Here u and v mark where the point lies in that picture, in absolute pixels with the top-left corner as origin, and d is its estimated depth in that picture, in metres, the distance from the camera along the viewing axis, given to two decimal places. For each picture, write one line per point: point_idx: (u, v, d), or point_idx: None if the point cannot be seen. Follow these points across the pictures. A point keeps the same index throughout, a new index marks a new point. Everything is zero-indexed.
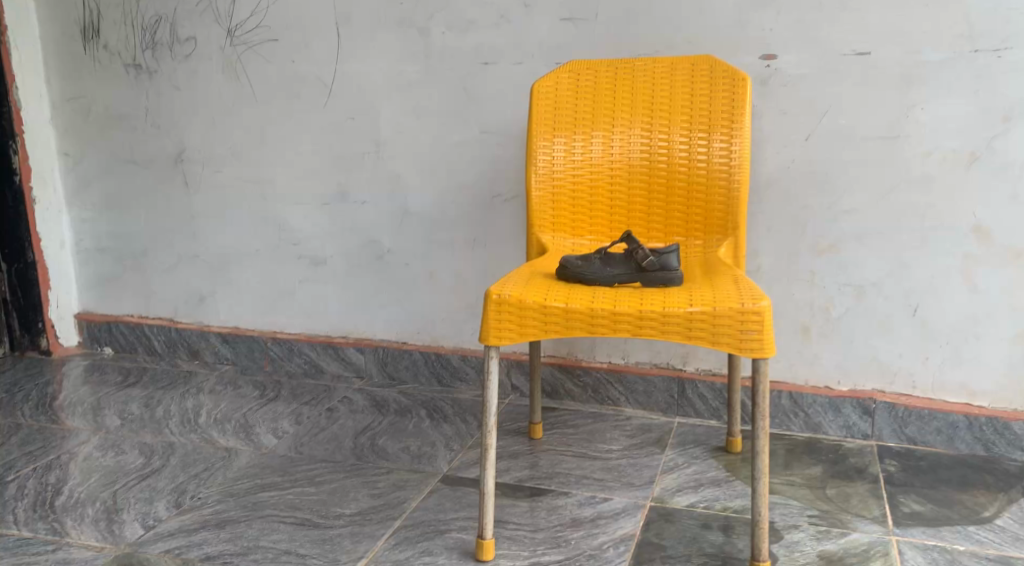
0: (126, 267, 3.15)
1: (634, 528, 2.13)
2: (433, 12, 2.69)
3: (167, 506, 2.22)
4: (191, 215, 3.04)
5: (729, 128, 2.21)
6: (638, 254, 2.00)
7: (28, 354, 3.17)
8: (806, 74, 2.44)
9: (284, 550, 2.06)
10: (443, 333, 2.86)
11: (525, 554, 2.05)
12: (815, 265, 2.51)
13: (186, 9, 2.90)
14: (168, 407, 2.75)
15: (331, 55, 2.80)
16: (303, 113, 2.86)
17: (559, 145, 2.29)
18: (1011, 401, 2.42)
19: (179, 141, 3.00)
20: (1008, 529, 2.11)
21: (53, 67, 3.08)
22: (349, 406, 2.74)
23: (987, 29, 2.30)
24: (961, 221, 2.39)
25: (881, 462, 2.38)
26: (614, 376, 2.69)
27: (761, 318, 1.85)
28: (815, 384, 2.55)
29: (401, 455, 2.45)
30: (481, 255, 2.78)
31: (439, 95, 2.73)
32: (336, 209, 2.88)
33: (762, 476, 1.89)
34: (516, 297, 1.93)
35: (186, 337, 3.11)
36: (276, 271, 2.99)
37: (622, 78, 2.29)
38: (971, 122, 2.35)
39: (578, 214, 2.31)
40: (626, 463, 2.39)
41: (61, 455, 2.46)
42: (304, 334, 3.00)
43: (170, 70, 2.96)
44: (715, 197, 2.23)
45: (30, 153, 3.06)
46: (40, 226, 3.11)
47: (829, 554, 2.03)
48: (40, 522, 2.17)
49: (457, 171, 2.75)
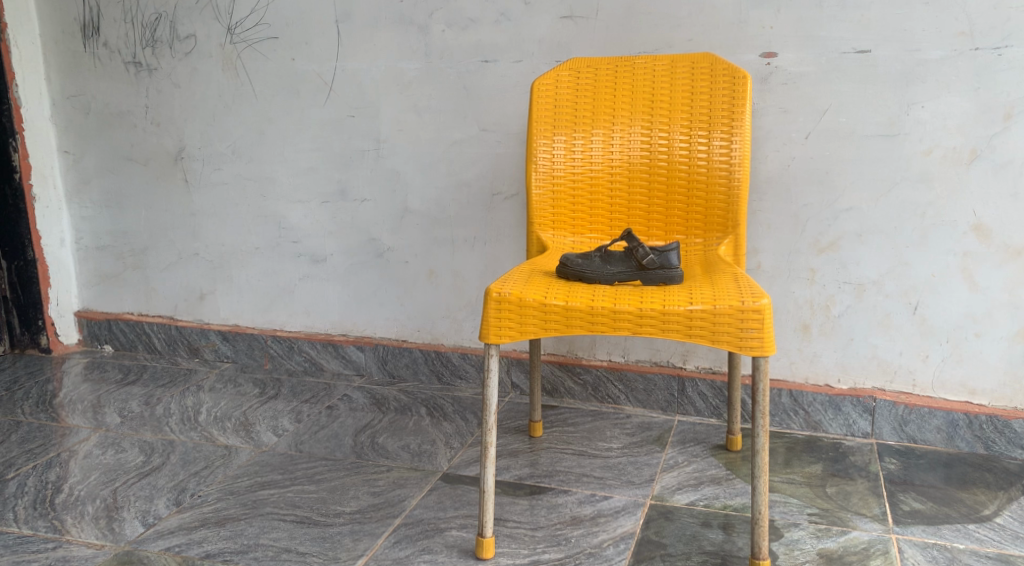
0: (126, 265, 3.15)
1: (634, 526, 2.13)
2: (433, 10, 2.69)
3: (167, 504, 2.23)
4: (191, 213, 3.04)
5: (729, 126, 2.21)
6: (638, 252, 2.00)
7: (28, 352, 3.17)
8: (807, 72, 2.43)
9: (284, 547, 2.06)
10: (443, 331, 2.86)
11: (526, 552, 2.05)
12: (815, 263, 2.51)
13: (186, 6, 2.90)
14: (168, 405, 2.74)
15: (331, 52, 2.80)
16: (303, 111, 2.86)
17: (560, 143, 2.29)
18: (1011, 399, 2.42)
19: (179, 138, 3.00)
20: (1008, 528, 2.11)
21: (53, 64, 3.07)
22: (349, 404, 2.74)
23: (987, 27, 2.30)
24: (961, 219, 2.39)
25: (881, 461, 2.38)
26: (614, 374, 2.69)
27: (761, 317, 1.85)
28: (815, 383, 2.56)
29: (401, 453, 2.44)
30: (481, 253, 2.77)
31: (439, 93, 2.72)
32: (336, 207, 2.88)
33: (762, 474, 1.89)
34: (516, 294, 1.93)
35: (186, 335, 3.11)
36: (277, 269, 2.99)
37: (622, 75, 2.29)
38: (971, 120, 2.35)
39: (579, 212, 2.31)
40: (626, 462, 2.39)
41: (61, 453, 2.46)
42: (304, 333, 3.01)
43: (170, 68, 2.96)
44: (717, 194, 2.23)
45: (30, 150, 3.06)
46: (40, 223, 3.10)
47: (828, 552, 2.04)
48: (40, 520, 2.17)
49: (457, 169, 2.75)
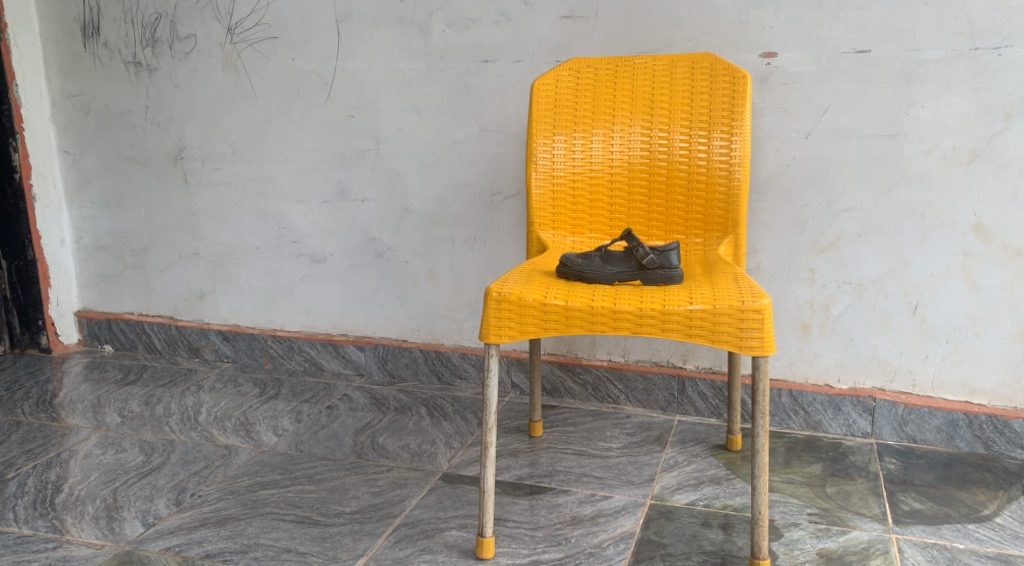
0: (126, 264, 3.15)
1: (634, 525, 2.13)
2: (433, 10, 2.69)
3: (167, 503, 2.23)
4: (191, 213, 3.04)
5: (729, 126, 2.21)
6: (638, 252, 2.00)
7: (28, 352, 3.17)
8: (807, 72, 2.43)
9: (284, 547, 2.07)
10: (443, 331, 2.86)
11: (526, 552, 2.05)
12: (815, 263, 2.51)
13: (186, 6, 2.90)
14: (168, 405, 2.74)
15: (331, 52, 2.80)
16: (303, 111, 2.86)
17: (559, 143, 2.29)
18: (1010, 399, 2.42)
19: (179, 138, 3.00)
20: (1008, 528, 2.11)
21: (53, 64, 3.07)
22: (349, 404, 2.74)
23: (987, 27, 2.30)
24: (961, 218, 2.39)
25: (881, 461, 2.38)
26: (614, 373, 2.69)
27: (761, 316, 1.85)
28: (815, 382, 2.56)
29: (401, 453, 2.44)
30: (480, 253, 2.77)
31: (439, 93, 2.73)
32: (336, 207, 2.88)
33: (761, 474, 1.89)
34: (516, 294, 1.93)
35: (186, 335, 3.11)
36: (277, 269, 2.99)
37: (622, 75, 2.29)
38: (971, 120, 2.35)
39: (579, 212, 2.31)
40: (626, 462, 2.39)
41: (61, 453, 2.46)
42: (304, 333, 3.01)
43: (170, 68, 2.96)
44: (717, 194, 2.23)
45: (31, 150, 3.06)
46: (40, 223, 3.10)
47: (828, 551, 2.04)
48: (40, 520, 2.17)
49: (457, 169, 2.75)
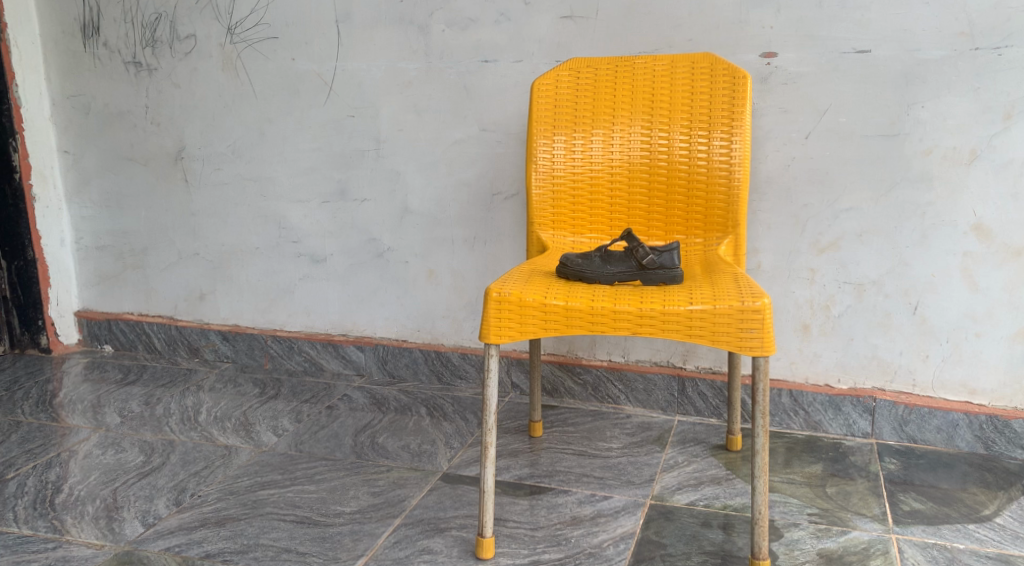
0: (126, 264, 3.15)
1: (634, 525, 2.13)
2: (433, 9, 2.69)
3: (167, 504, 2.22)
4: (191, 213, 3.04)
5: (729, 126, 2.21)
6: (638, 252, 2.00)
7: (28, 352, 3.17)
8: (807, 72, 2.43)
9: (284, 547, 2.07)
10: (443, 331, 2.86)
11: (526, 552, 2.05)
12: (815, 263, 2.51)
13: (186, 6, 2.90)
14: (168, 405, 2.74)
15: (331, 52, 2.80)
16: (303, 111, 2.86)
17: (560, 143, 2.29)
18: (1010, 399, 2.42)
19: (178, 138, 3.00)
20: (1008, 528, 2.11)
21: (53, 64, 3.07)
22: (349, 404, 2.74)
23: (988, 27, 2.30)
24: (961, 219, 2.39)
25: (881, 461, 2.38)
26: (614, 373, 2.69)
27: (761, 316, 1.85)
28: (815, 382, 2.56)
29: (401, 453, 2.44)
30: (480, 254, 2.77)
31: (438, 94, 2.73)
32: (336, 207, 2.88)
33: (761, 474, 1.89)
34: (516, 293, 1.93)
35: (186, 335, 3.11)
36: (277, 269, 2.99)
37: (622, 74, 2.29)
38: (971, 120, 2.35)
39: (579, 212, 2.31)
40: (626, 462, 2.39)
41: (61, 453, 2.46)
42: (304, 333, 3.01)
43: (170, 68, 2.96)
44: (717, 194, 2.23)
45: (30, 150, 3.06)
46: (39, 223, 3.10)
47: (828, 552, 2.04)
48: (40, 520, 2.17)
49: (457, 169, 2.75)
